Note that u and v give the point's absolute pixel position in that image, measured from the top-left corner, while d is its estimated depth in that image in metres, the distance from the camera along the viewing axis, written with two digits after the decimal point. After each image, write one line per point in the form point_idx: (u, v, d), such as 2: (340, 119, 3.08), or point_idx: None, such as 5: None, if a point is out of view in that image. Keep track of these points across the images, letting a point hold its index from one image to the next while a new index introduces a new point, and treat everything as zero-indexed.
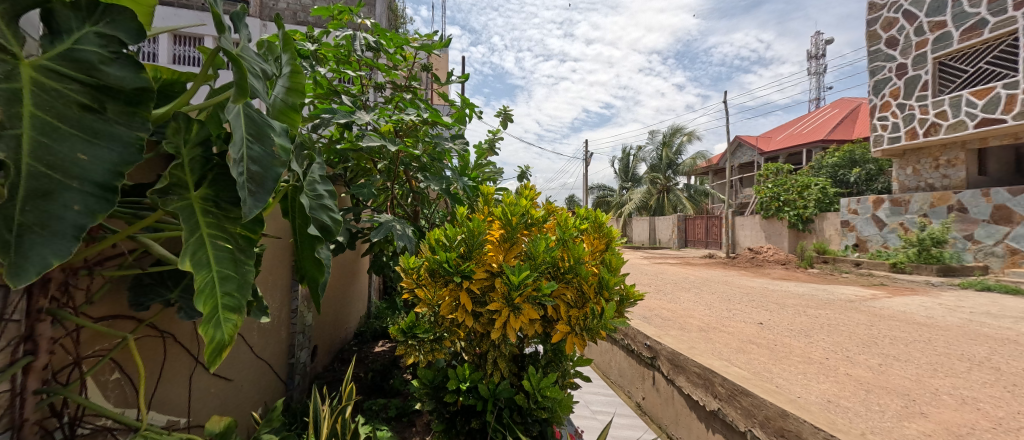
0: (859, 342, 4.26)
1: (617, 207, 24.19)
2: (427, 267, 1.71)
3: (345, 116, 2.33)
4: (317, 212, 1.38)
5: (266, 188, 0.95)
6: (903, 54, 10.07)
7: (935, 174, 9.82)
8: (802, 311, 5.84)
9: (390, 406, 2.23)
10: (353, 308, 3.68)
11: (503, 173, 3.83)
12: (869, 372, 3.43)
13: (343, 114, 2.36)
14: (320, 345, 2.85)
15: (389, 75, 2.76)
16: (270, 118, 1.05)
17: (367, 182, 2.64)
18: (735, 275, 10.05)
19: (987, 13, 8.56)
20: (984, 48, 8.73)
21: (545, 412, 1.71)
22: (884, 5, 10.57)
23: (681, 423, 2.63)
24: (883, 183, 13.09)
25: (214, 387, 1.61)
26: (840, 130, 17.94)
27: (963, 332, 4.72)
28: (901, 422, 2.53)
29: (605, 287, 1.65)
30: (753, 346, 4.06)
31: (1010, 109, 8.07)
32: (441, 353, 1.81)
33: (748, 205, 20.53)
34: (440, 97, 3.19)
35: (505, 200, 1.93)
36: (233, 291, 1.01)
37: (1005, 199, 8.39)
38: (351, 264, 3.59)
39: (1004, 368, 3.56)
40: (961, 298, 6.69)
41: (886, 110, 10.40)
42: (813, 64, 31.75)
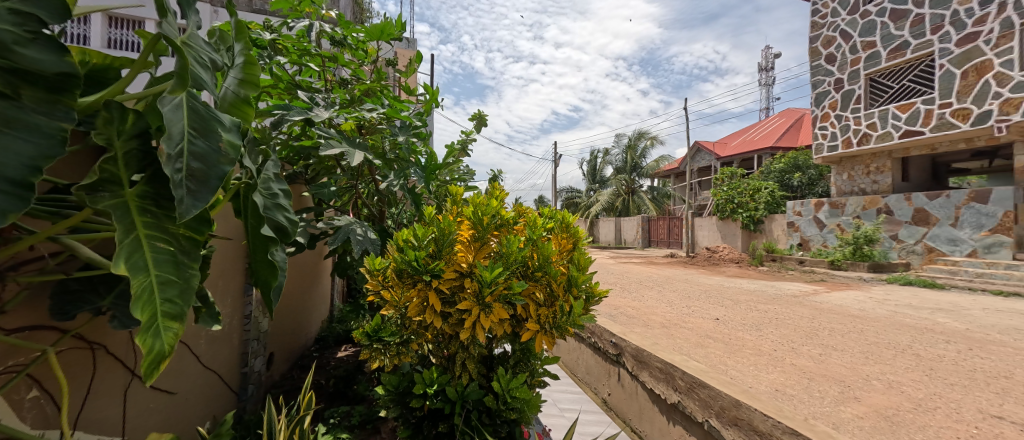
0: (803, 334, 4.55)
1: (585, 208, 24.59)
2: (394, 267, 1.66)
3: (300, 113, 2.21)
4: (272, 212, 1.30)
5: (210, 186, 0.88)
6: (840, 69, 10.88)
7: (867, 180, 10.64)
8: (752, 306, 6.17)
9: (354, 414, 2.15)
10: (314, 313, 3.53)
11: (473, 174, 3.79)
12: (811, 361, 3.66)
13: (299, 112, 2.25)
14: (277, 352, 2.71)
15: (353, 69, 2.65)
16: (218, 112, 0.98)
17: (328, 182, 2.54)
18: (693, 273, 10.45)
19: (909, 36, 9.38)
20: (907, 66, 9.61)
21: (514, 412, 1.70)
22: (824, 24, 11.39)
23: (645, 417, 2.69)
24: (824, 187, 14.08)
25: (153, 402, 1.49)
26: (786, 137, 19.15)
27: (890, 323, 5.14)
28: (838, 407, 2.71)
29: (574, 285, 1.66)
30: (710, 340, 4.25)
31: (928, 122, 8.90)
32: (407, 356, 1.75)
33: (706, 206, 21.49)
34: (407, 93, 3.10)
35: (473, 200, 1.90)
36: (175, 298, 0.92)
37: (924, 202, 9.19)
38: (313, 266, 3.45)
39: (924, 354, 3.90)
40: (889, 293, 7.29)
41: (825, 121, 11.17)
42: (763, 77, 33.75)
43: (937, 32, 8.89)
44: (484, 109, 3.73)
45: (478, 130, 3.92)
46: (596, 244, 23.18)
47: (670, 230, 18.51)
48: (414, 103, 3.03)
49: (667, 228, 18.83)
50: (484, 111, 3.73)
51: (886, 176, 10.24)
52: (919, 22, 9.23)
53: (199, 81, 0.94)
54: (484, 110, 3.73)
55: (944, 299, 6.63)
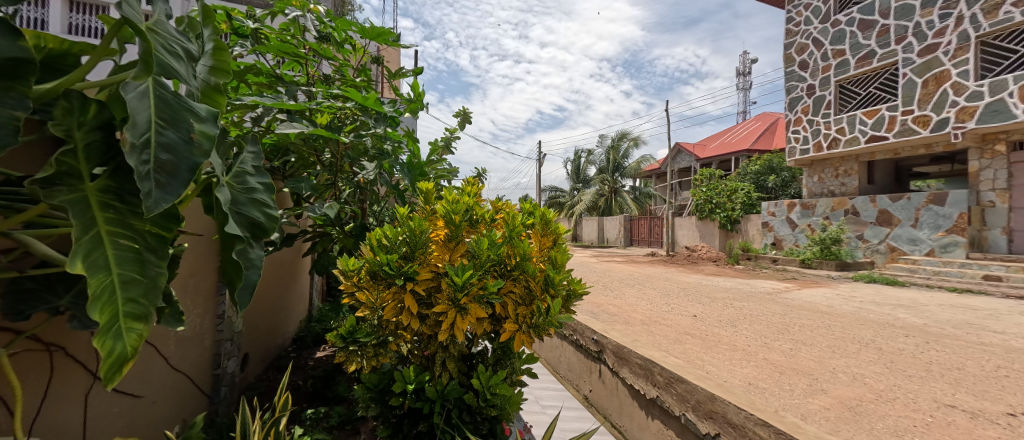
0: (775, 330, 4.70)
1: (568, 208, 24.77)
2: (368, 269, 1.63)
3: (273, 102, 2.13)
4: (246, 208, 1.25)
5: (179, 179, 0.84)
6: (812, 76, 11.28)
7: (836, 182, 11.07)
8: (728, 303, 6.34)
9: (333, 415, 2.12)
10: (291, 312, 3.45)
11: (457, 172, 3.77)
12: (782, 355, 3.79)
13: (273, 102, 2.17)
14: (251, 353, 2.64)
15: (338, 64, 2.59)
16: (190, 102, 0.94)
17: (306, 176, 2.48)
18: (673, 271, 10.65)
19: (876, 45, 9.80)
20: (874, 74, 10.04)
21: (495, 409, 1.70)
22: (798, 32, 11.78)
23: (625, 412, 2.73)
24: (797, 189, 14.56)
25: (117, 406, 1.43)
26: (761, 141, 19.74)
27: (855, 319, 5.36)
28: (807, 399, 2.82)
29: (552, 284, 1.65)
30: (688, 337, 4.34)
31: (892, 128, 9.32)
32: (386, 357, 1.72)
33: (686, 206, 21.97)
34: (391, 90, 3.02)
35: (447, 198, 1.87)
36: (140, 297, 0.88)
37: (887, 204, 9.60)
38: (291, 263, 3.37)
39: (886, 348, 4.08)
40: (856, 289, 7.61)
41: (798, 125, 11.55)
42: (741, 81, 34.69)
43: (901, 43, 9.32)
44: (468, 107, 3.72)
45: (462, 128, 3.90)
46: (579, 243, 23.37)
47: (651, 230, 18.83)
48: (398, 99, 2.97)
49: (649, 227, 19.15)
50: (467, 108, 3.72)
51: (853, 178, 10.68)
52: (885, 32, 9.65)
53: (168, 68, 0.89)
54: (468, 107, 3.72)
55: (904, 295, 6.95)
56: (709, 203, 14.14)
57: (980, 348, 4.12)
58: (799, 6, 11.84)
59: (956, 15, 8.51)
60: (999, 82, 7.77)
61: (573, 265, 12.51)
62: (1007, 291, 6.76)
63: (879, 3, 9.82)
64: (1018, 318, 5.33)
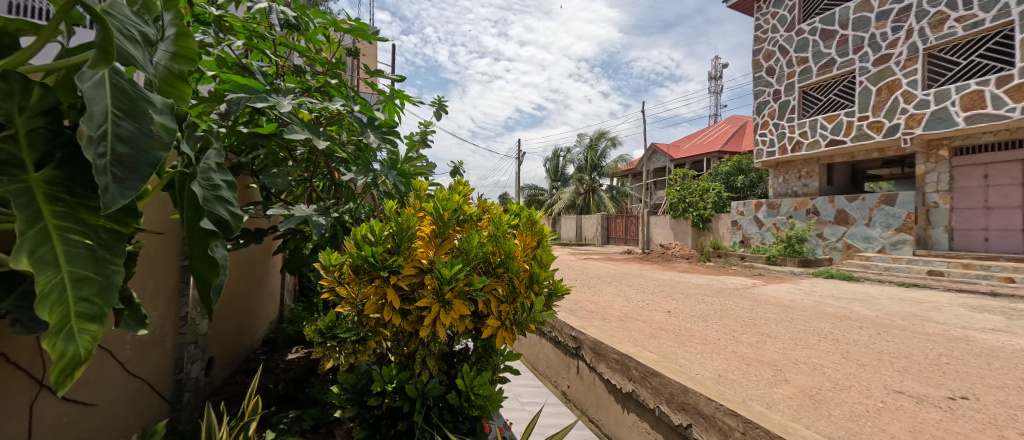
0: (742, 324, 4.87)
1: (547, 206, 24.99)
2: (350, 263, 1.58)
3: (261, 99, 2.05)
4: (212, 204, 1.16)
5: (140, 174, 0.78)
6: (778, 81, 11.74)
7: (799, 183, 11.58)
8: (699, 299, 6.54)
9: (306, 418, 2.05)
10: (262, 313, 3.32)
11: (434, 168, 3.72)
12: (749, 348, 3.94)
13: (260, 99, 2.08)
14: (217, 356, 2.52)
15: (312, 57, 2.51)
16: (148, 92, 0.88)
17: (282, 172, 2.39)
18: (647, 268, 10.90)
19: (836, 54, 10.29)
20: (834, 81, 10.54)
21: (476, 409, 1.68)
22: (766, 39, 12.22)
23: (602, 407, 2.77)
24: (764, 189, 15.14)
25: (67, 415, 1.34)
26: (731, 142, 20.45)
27: (816, 312, 5.62)
28: (772, 389, 2.93)
29: (536, 281, 1.66)
30: (661, 331, 4.45)
31: (849, 133, 9.83)
32: (365, 354, 1.67)
33: (660, 205, 22.52)
34: (368, 86, 2.92)
35: (437, 194, 1.84)
36: (93, 296, 0.82)
37: (845, 204, 10.09)
38: (261, 261, 3.24)
39: (842, 339, 4.31)
40: (816, 285, 7.99)
41: (765, 128, 11.99)
42: (713, 85, 35.71)
43: (858, 52, 9.81)
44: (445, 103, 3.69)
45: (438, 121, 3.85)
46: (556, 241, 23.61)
47: (627, 228, 19.19)
48: (375, 96, 2.90)
49: (625, 225, 19.50)
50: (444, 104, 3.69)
51: (814, 180, 11.20)
52: (843, 42, 10.14)
53: (126, 55, 0.84)
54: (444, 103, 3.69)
55: (860, 290, 7.35)
56: (682, 203, 14.52)
57: (925, 337, 4.39)
58: (766, 14, 12.29)
59: (906, 28, 9.02)
60: (943, 91, 8.30)
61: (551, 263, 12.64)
62: (948, 285, 7.25)
63: (839, 14, 10.30)
64: (959, 310, 5.72)
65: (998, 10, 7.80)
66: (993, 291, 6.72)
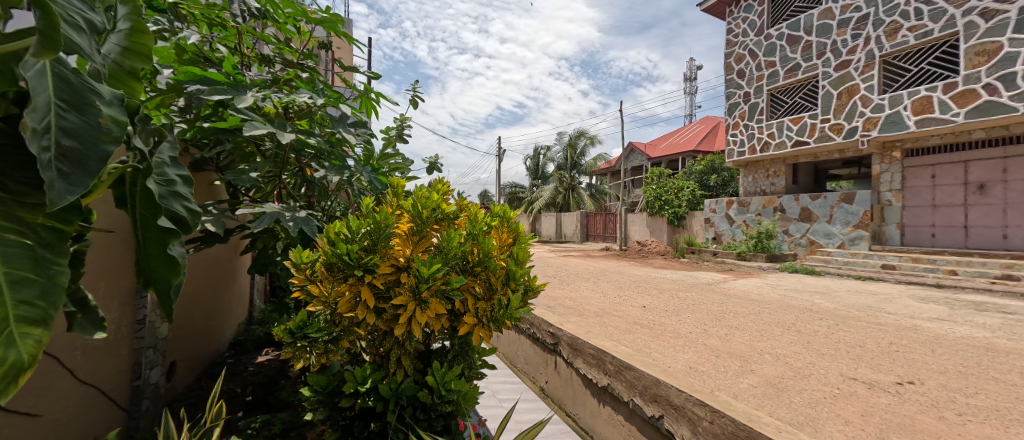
0: (713, 317, 5.05)
1: (527, 204, 25.14)
2: (323, 261, 1.54)
3: (221, 92, 1.94)
4: (167, 201, 1.10)
5: (88, 169, 0.74)
6: (748, 84, 12.19)
7: (767, 182, 12.07)
8: (674, 294, 6.73)
9: (275, 422, 2.00)
10: (229, 314, 3.20)
11: (412, 166, 3.67)
12: (718, 340, 4.09)
13: (221, 91, 1.97)
14: (179, 361, 2.41)
15: (278, 47, 2.44)
16: (95, 84, 0.83)
17: (247, 168, 2.28)
18: (625, 265, 11.13)
19: (801, 59, 10.78)
20: (800, 85, 11.04)
21: (450, 405, 1.68)
22: (737, 43, 12.65)
23: (579, 401, 2.82)
24: (734, 188, 15.68)
25: (7, 428, 1.26)
26: (705, 142, 21.08)
27: (782, 305, 5.89)
28: (738, 379, 3.06)
29: (513, 278, 1.67)
30: (636, 326, 4.56)
31: (812, 134, 10.34)
32: (337, 355, 1.64)
33: (637, 203, 23.00)
34: (342, 80, 2.85)
35: (415, 192, 1.81)
36: (35, 299, 0.77)
37: (809, 202, 10.59)
38: (228, 261, 3.11)
39: (804, 330, 4.53)
40: (781, 279, 8.38)
41: (736, 129, 12.43)
42: (688, 86, 36.72)
43: (821, 57, 10.30)
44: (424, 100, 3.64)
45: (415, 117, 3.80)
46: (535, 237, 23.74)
47: (605, 225, 19.51)
48: (348, 90, 2.82)
49: (603, 223, 19.83)
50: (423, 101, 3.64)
51: (780, 179, 11.71)
52: (808, 47, 10.63)
53: (72, 44, 0.79)
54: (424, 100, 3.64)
55: (821, 283, 7.75)
56: (658, 200, 14.89)
57: (878, 327, 4.68)
58: (737, 19, 12.73)
59: (865, 36, 9.54)
60: (896, 96, 8.81)
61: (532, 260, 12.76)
62: (899, 278, 7.74)
63: (804, 20, 10.77)
64: (908, 301, 6.13)
65: (946, 19, 8.29)
66: (939, 283, 7.23)
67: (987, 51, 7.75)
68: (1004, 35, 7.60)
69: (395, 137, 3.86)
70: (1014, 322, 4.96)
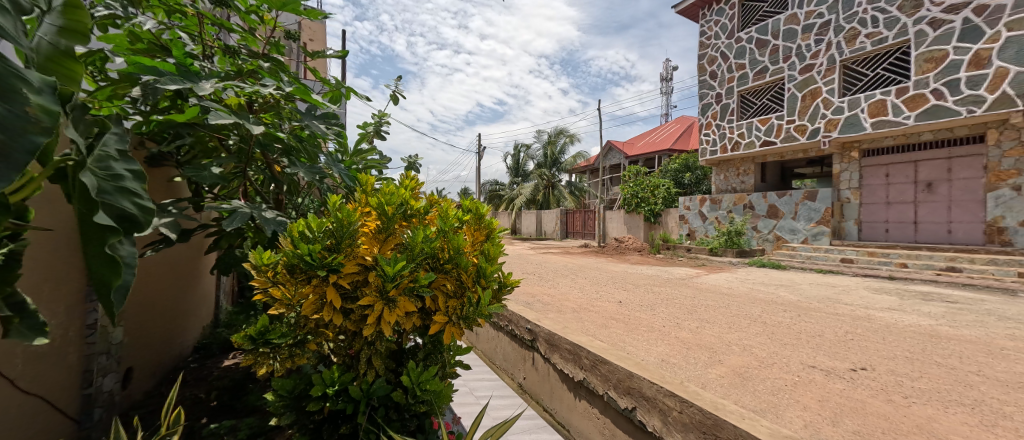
0: (686, 311, 5.21)
1: (508, 201, 25.21)
2: (284, 262, 1.48)
3: (176, 82, 1.82)
4: (112, 196, 1.03)
5: (13, 162, 0.69)
6: (720, 85, 12.60)
7: (737, 180, 12.51)
8: (650, 289, 6.90)
9: (241, 427, 1.94)
10: (193, 317, 3.07)
11: (388, 162, 3.60)
12: (689, 333, 4.21)
13: (176, 80, 1.86)
14: (136, 367, 2.29)
15: (242, 35, 2.33)
16: (21, 69, 0.77)
17: (208, 163, 2.17)
18: (602, 261, 11.33)
19: (769, 62, 11.23)
20: (767, 87, 11.49)
21: (423, 405, 1.66)
22: (709, 45, 13.04)
23: (556, 395, 2.85)
24: (707, 186, 16.17)
25: None
26: (679, 142, 21.62)
27: (750, 298, 6.13)
28: (707, 369, 3.17)
29: (483, 275, 1.66)
30: (612, 321, 4.65)
31: (779, 135, 10.80)
32: (303, 358, 1.59)
33: (615, 201, 23.39)
34: (311, 72, 2.75)
35: (381, 188, 1.77)
36: None
37: (776, 199, 11.06)
38: (191, 262, 2.97)
39: (769, 321, 4.74)
40: (750, 273, 8.73)
41: (708, 128, 12.83)
42: (665, 86, 37.54)
43: (787, 61, 10.76)
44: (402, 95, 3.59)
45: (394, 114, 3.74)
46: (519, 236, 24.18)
47: (584, 223, 19.76)
48: (318, 83, 2.73)
49: (583, 220, 20.09)
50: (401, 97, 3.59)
51: (749, 177, 12.16)
52: (775, 51, 11.07)
53: None
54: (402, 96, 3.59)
55: (786, 276, 8.12)
56: (635, 198, 15.21)
57: (836, 317, 4.95)
58: (710, 22, 13.10)
59: (827, 41, 10.02)
60: (855, 99, 9.33)
61: (512, 257, 12.81)
62: (856, 271, 8.20)
63: (771, 25, 11.20)
64: (863, 292, 6.51)
65: (899, 28, 8.81)
66: (891, 275, 7.70)
67: (935, 58, 8.30)
68: (949, 43, 8.13)
69: (372, 133, 3.77)
70: (955, 310, 5.35)
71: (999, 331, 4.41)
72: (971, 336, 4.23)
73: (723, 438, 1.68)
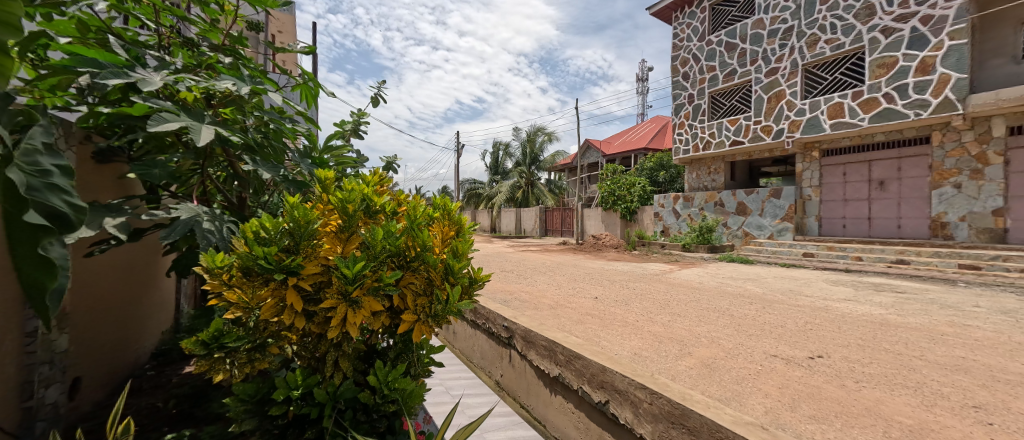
0: (659, 306, 5.35)
1: (487, 199, 25.24)
2: (239, 265, 1.42)
3: (118, 75, 1.68)
4: (40, 194, 0.95)
5: None
6: (692, 86, 12.96)
7: (708, 178, 12.92)
8: (625, 285, 7.03)
9: (201, 436, 1.85)
10: (150, 321, 2.91)
11: (363, 160, 3.51)
12: (662, 327, 4.32)
13: (119, 74, 1.72)
14: (85, 376, 2.15)
15: (201, 26, 2.20)
16: None
17: (160, 161, 2.03)
18: (580, 258, 11.47)
19: (737, 65, 11.64)
20: (736, 88, 11.91)
21: (393, 405, 1.63)
22: (682, 47, 13.38)
23: (532, 392, 2.87)
24: (680, 184, 16.62)
25: None
26: (654, 141, 22.12)
27: (721, 292, 6.35)
28: (678, 362, 3.26)
29: (451, 272, 1.63)
30: (588, 317, 4.72)
31: (746, 135, 11.24)
32: (264, 362, 1.53)
33: (593, 199, 23.72)
34: (277, 67, 2.63)
35: (344, 186, 1.71)
36: None
37: (744, 197, 11.50)
38: (147, 263, 2.81)
39: (737, 314, 4.93)
40: (720, 267, 9.05)
41: (681, 128, 13.19)
42: (642, 86, 38.35)
43: (754, 64, 11.19)
44: (382, 93, 3.54)
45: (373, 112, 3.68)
46: (499, 233, 24.41)
47: (563, 220, 19.95)
48: (286, 79, 2.62)
49: (561, 218, 20.27)
50: (381, 95, 3.54)
51: (719, 176, 12.58)
52: (743, 54, 11.49)
53: None
54: (382, 94, 3.54)
55: (753, 271, 8.47)
56: (612, 196, 15.50)
57: (797, 308, 5.20)
58: (682, 24, 13.44)
59: (790, 46, 10.48)
60: (815, 102, 9.85)
61: (492, 255, 12.79)
62: (818, 264, 8.64)
63: (739, 29, 11.60)
64: (822, 284, 6.88)
65: (855, 34, 9.33)
66: (847, 268, 8.16)
67: (886, 64, 8.82)
68: (899, 50, 8.67)
69: (349, 131, 3.68)
70: (904, 299, 5.73)
71: (941, 318, 4.74)
72: (916, 323, 4.53)
73: (690, 427, 1.73)
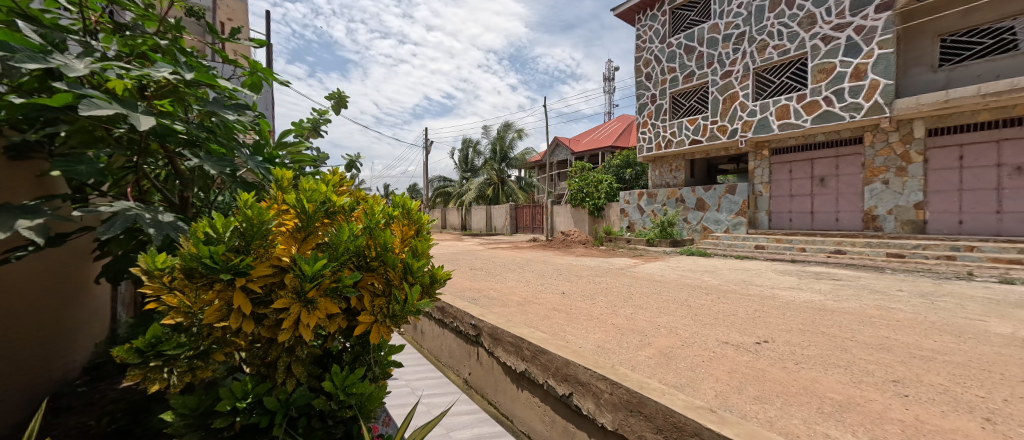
0: (623, 299, 5.51)
1: (457, 197, 24.98)
2: (181, 266, 1.33)
3: (36, 60, 1.52)
4: None
5: None
6: (654, 87, 13.39)
7: (670, 176, 13.45)
8: (590, 280, 7.19)
9: None
10: (83, 331, 2.67)
11: (323, 160, 3.39)
12: (625, 319, 4.46)
13: (36, 59, 1.55)
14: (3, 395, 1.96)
15: (134, 9, 2.02)
16: None
17: (87, 157, 1.85)
18: (549, 254, 11.62)
19: (695, 67, 12.16)
20: (695, 89, 12.45)
21: (350, 410, 1.58)
22: (644, 48, 13.77)
23: (500, 388, 2.88)
24: (645, 181, 17.20)
25: None
26: (621, 139, 22.77)
27: (683, 284, 6.64)
28: (638, 352, 3.38)
29: (411, 272, 1.61)
30: (555, 312, 4.80)
31: (704, 134, 11.81)
32: (207, 371, 1.45)
33: (561, 195, 24.09)
34: (222, 56, 2.47)
35: (300, 184, 1.64)
36: None
37: (702, 193, 11.99)
38: (79, 268, 2.59)
39: (694, 304, 5.17)
40: (681, 261, 9.47)
41: (644, 127, 13.63)
42: (608, 86, 39.42)
43: (710, 67, 11.73)
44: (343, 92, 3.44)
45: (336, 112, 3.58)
46: (469, 230, 24.30)
47: (533, 217, 20.13)
48: (232, 70, 2.46)
49: (531, 215, 20.45)
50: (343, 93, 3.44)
51: (680, 173, 13.13)
52: (700, 57, 12.01)
53: None
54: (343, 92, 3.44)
55: (710, 263, 8.92)
56: (580, 193, 15.81)
57: (749, 297, 5.54)
58: (644, 26, 13.83)
59: (743, 51, 11.08)
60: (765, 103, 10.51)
61: (462, 253, 12.69)
62: (767, 255, 9.23)
63: (697, 33, 12.11)
64: (771, 274, 7.36)
65: (799, 41, 9.99)
66: (792, 258, 8.77)
67: (826, 70, 9.54)
68: (836, 57, 9.38)
69: (309, 129, 3.54)
70: (840, 286, 6.25)
71: (871, 303, 5.21)
72: (849, 308, 4.95)
73: (647, 413, 1.80)
